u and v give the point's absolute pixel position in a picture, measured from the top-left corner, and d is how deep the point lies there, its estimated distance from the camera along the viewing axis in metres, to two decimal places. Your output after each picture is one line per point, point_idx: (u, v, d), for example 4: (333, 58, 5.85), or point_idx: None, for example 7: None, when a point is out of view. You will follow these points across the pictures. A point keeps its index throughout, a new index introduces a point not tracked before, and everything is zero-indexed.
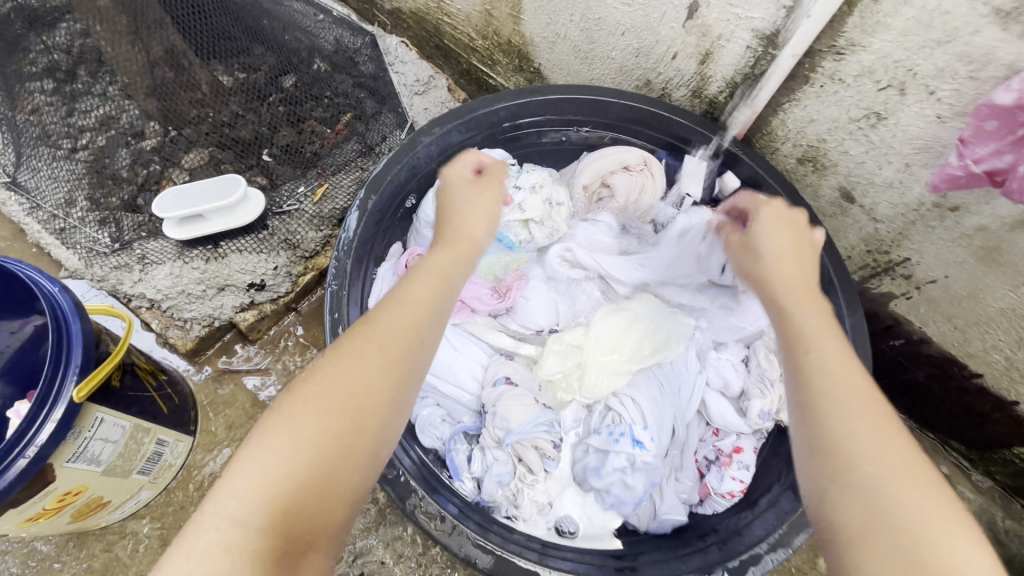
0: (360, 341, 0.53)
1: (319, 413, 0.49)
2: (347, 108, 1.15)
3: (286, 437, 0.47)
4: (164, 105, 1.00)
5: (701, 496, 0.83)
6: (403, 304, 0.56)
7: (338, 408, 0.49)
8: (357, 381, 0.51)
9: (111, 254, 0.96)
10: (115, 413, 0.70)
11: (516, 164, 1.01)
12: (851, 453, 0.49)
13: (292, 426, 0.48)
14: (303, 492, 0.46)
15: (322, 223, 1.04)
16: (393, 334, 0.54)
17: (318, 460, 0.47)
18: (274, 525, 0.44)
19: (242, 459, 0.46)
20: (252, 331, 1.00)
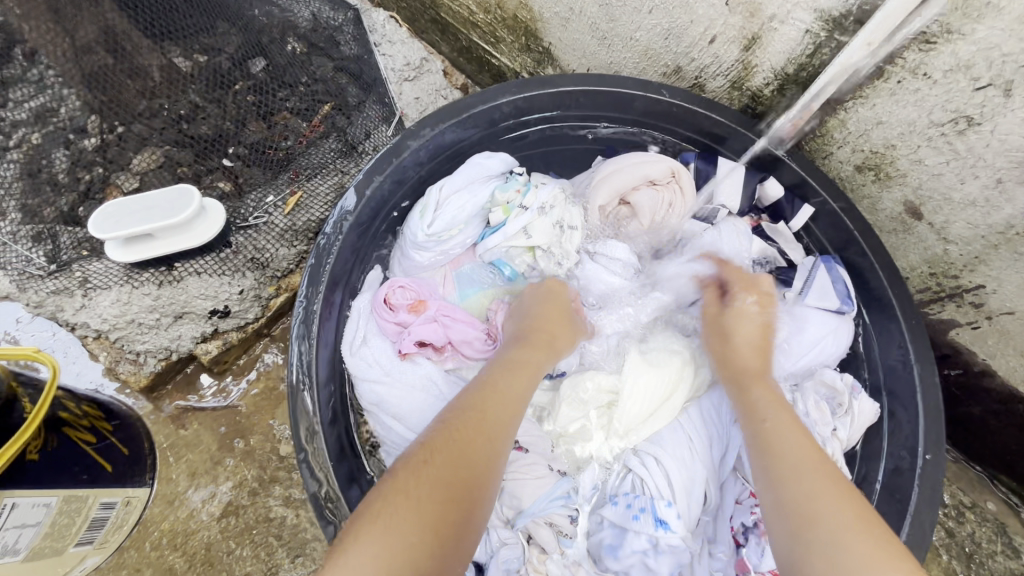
0: (455, 430, 0.53)
1: (431, 499, 0.47)
2: (325, 97, 0.99)
3: (388, 530, 0.45)
4: (106, 96, 0.85)
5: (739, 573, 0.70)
6: (501, 394, 0.59)
7: (440, 498, 0.48)
8: (458, 469, 0.50)
9: (47, 277, 0.81)
10: (35, 493, 0.58)
11: (523, 172, 0.84)
12: (819, 527, 0.50)
13: (389, 519, 0.45)
14: None
15: (296, 237, 0.90)
16: (496, 424, 0.56)
17: (427, 547, 0.45)
18: None
19: (354, 542, 0.44)
20: (218, 364, 0.87)
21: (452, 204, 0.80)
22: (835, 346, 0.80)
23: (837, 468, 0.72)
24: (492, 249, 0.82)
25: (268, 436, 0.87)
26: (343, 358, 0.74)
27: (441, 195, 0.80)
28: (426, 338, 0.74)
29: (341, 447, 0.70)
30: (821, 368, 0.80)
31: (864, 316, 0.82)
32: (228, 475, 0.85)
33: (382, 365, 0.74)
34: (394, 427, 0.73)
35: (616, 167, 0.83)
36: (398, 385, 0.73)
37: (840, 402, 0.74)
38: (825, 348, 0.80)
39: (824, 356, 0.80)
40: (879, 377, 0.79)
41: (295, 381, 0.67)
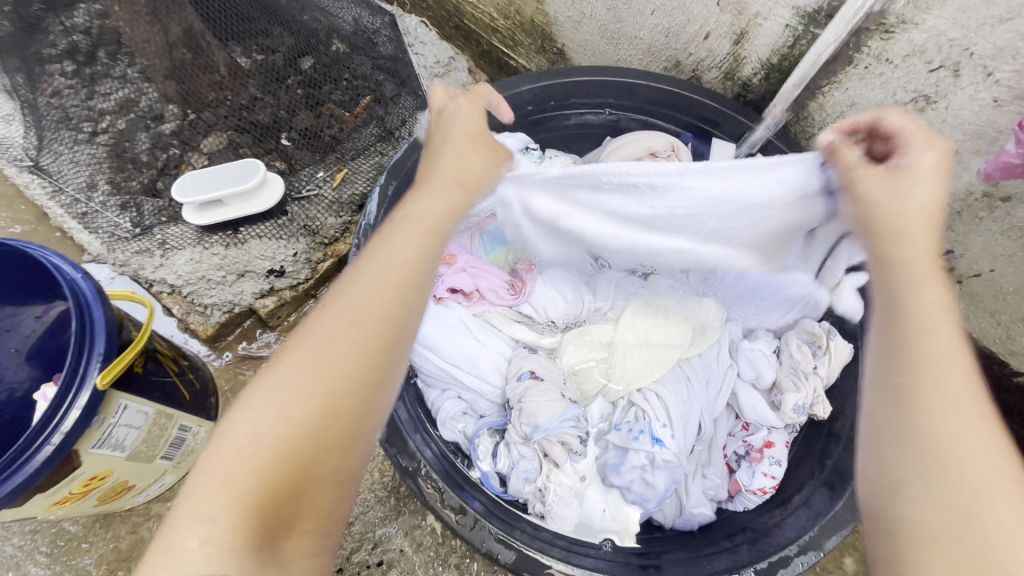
0: (335, 335, 0.46)
1: (291, 396, 0.44)
2: (366, 91, 1.12)
3: (264, 411, 0.44)
4: (184, 89, 0.99)
5: (731, 493, 0.80)
6: (373, 275, 0.48)
7: (313, 392, 0.44)
8: (327, 374, 0.45)
9: (132, 239, 0.95)
10: (138, 400, 0.70)
11: (537, 148, 0.97)
12: (930, 434, 0.42)
13: (279, 397, 0.44)
14: (281, 475, 0.43)
15: (341, 209, 1.04)
16: (363, 310, 0.47)
17: (289, 438, 0.43)
18: (259, 509, 0.42)
19: (223, 432, 0.44)
20: (273, 318, 1.00)
21: None
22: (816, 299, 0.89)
23: (818, 401, 0.81)
24: None
25: None
26: None
27: None
28: (456, 285, 0.86)
29: None
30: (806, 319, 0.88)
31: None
32: None
33: None
34: (429, 358, 0.84)
35: (625, 142, 0.97)
36: (431, 323, 0.85)
37: (821, 344, 0.84)
38: None
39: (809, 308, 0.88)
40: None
41: None
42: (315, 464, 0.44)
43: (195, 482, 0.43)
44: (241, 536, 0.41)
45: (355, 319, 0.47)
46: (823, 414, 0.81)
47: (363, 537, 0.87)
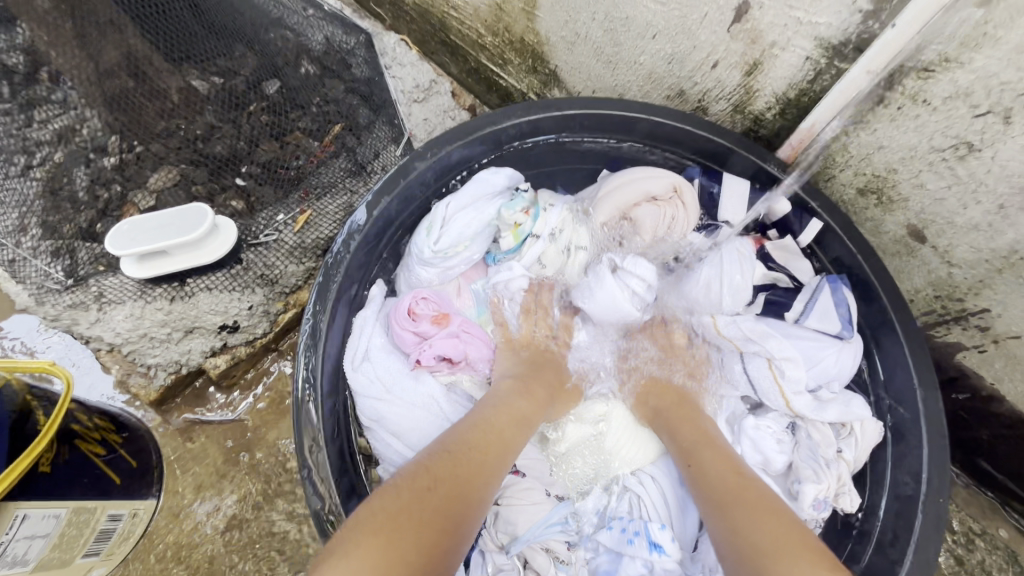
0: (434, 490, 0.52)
1: (400, 535, 0.47)
2: (338, 117, 1.01)
3: (375, 548, 0.45)
4: (125, 117, 0.87)
5: None
6: (498, 422, 0.64)
7: (417, 539, 0.47)
8: (417, 531, 0.48)
9: (63, 292, 0.84)
10: (44, 504, 0.59)
11: (528, 190, 0.86)
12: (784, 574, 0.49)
13: (388, 537, 0.46)
14: None
15: (304, 254, 0.93)
16: (497, 460, 0.61)
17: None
18: None
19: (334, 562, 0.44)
20: (225, 378, 0.89)
21: (461, 223, 0.82)
22: (836, 368, 0.81)
23: (842, 492, 0.74)
24: (508, 276, 0.84)
25: (273, 450, 0.89)
26: (347, 373, 0.76)
27: (448, 212, 0.81)
28: (445, 353, 0.78)
29: (342, 464, 0.71)
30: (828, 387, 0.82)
31: (865, 329, 0.82)
32: (234, 488, 0.86)
33: (387, 381, 0.77)
34: (393, 444, 0.76)
35: (620, 182, 0.83)
36: (399, 401, 0.76)
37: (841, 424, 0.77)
38: (827, 369, 0.81)
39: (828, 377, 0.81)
40: (879, 388, 0.81)
41: (300, 394, 0.68)
42: None
43: None
44: None
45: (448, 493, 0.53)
46: (848, 505, 0.74)
47: None
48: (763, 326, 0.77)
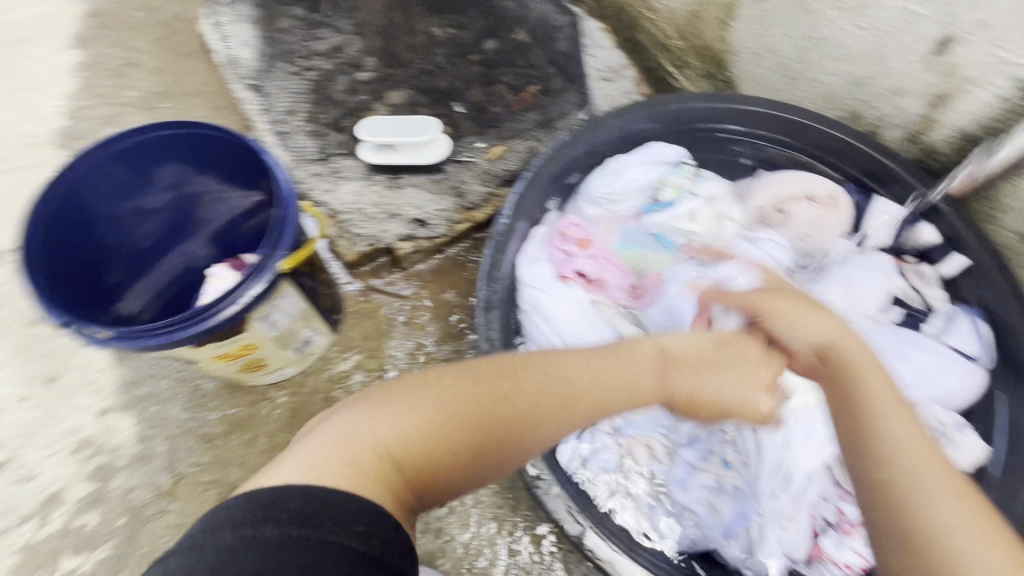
0: (536, 383, 0.57)
1: (451, 407, 0.54)
2: (536, 80, 1.19)
3: (430, 400, 0.54)
4: (386, 46, 1.19)
5: (811, 557, 0.75)
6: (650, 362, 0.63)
7: (466, 401, 0.54)
8: (483, 400, 0.55)
9: (313, 162, 1.10)
10: (295, 291, 0.82)
11: (690, 165, 0.98)
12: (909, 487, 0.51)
13: (440, 387, 0.55)
14: (422, 455, 0.52)
15: (489, 179, 1.11)
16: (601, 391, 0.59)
17: (434, 425, 0.53)
18: (378, 469, 0.50)
19: (390, 402, 0.54)
20: (405, 260, 1.11)
21: (631, 174, 0.96)
22: (951, 386, 0.85)
23: None
24: (658, 223, 0.94)
25: (424, 329, 1.08)
26: (514, 268, 0.88)
27: (621, 166, 0.96)
28: (584, 270, 0.89)
29: (504, 336, 0.84)
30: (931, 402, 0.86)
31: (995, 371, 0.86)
32: (390, 346, 1.07)
33: (542, 281, 0.88)
34: (541, 327, 0.87)
35: (780, 179, 0.97)
36: (553, 295, 0.87)
37: (948, 433, 0.81)
38: (942, 384, 0.85)
39: (942, 393, 0.85)
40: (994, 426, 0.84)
41: (484, 283, 0.85)
42: (436, 459, 0.53)
43: (362, 424, 0.52)
44: (361, 472, 0.49)
45: (565, 380, 0.58)
46: None
47: None
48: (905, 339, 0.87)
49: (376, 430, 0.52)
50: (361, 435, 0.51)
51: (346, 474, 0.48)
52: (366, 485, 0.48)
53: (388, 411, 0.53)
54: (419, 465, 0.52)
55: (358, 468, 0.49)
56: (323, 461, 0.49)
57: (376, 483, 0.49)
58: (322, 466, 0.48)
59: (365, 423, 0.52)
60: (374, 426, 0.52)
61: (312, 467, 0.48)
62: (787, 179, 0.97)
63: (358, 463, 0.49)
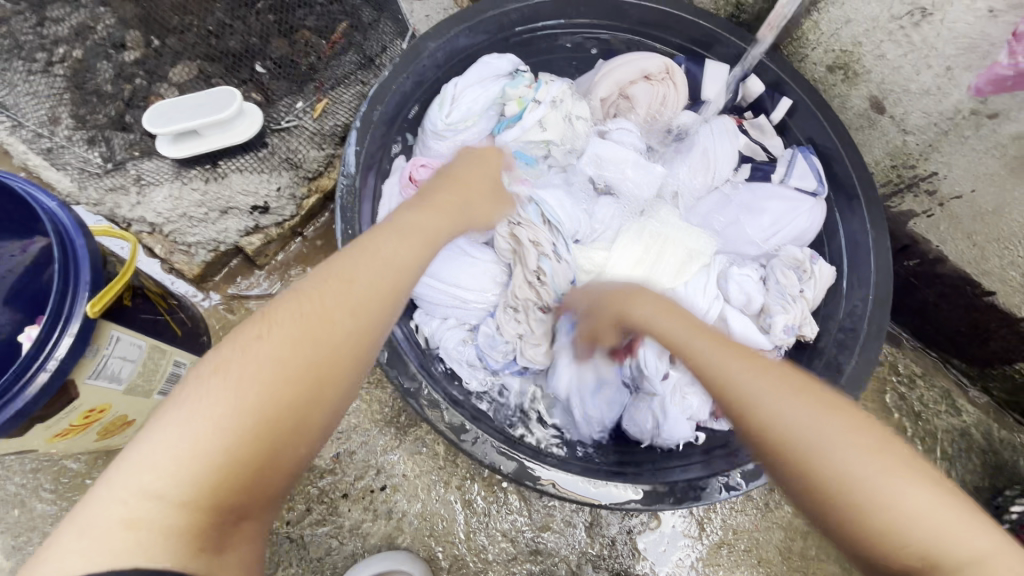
0: (183, 421, 0.44)
1: (196, 429, 0.44)
2: (342, 16, 1.03)
3: (150, 433, 0.44)
4: (144, 12, 0.96)
5: (718, 414, 0.85)
6: (256, 371, 0.47)
7: (227, 408, 0.45)
8: (221, 418, 0.44)
9: (104, 175, 0.90)
10: (131, 332, 0.69)
11: (528, 72, 0.93)
12: (810, 448, 0.49)
13: (180, 421, 0.44)
14: (219, 489, 0.43)
15: (324, 141, 1.00)
16: (265, 372, 0.47)
17: (199, 473, 0.43)
18: (196, 503, 0.42)
19: (134, 447, 0.43)
20: (260, 255, 0.99)
21: (468, 97, 0.89)
22: (805, 224, 0.93)
23: (806, 323, 0.87)
24: (510, 140, 0.92)
25: None
26: None
27: (457, 90, 0.89)
28: None
29: None
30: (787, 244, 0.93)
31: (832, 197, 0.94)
32: None
33: None
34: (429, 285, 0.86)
35: (618, 63, 0.95)
36: None
37: (805, 269, 0.89)
38: (796, 225, 0.93)
39: (795, 232, 0.94)
40: (840, 246, 0.94)
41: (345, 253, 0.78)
42: (237, 492, 0.44)
43: (103, 502, 0.41)
44: (149, 534, 0.40)
45: (226, 385, 0.46)
46: (808, 336, 0.88)
47: (366, 464, 0.90)
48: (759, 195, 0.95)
49: (218, 380, 0.46)
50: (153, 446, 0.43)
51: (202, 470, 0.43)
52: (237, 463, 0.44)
53: (207, 394, 0.45)
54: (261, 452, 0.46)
55: (93, 539, 0.40)
56: (172, 470, 0.42)
57: (179, 535, 0.41)
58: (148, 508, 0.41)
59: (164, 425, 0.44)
60: (120, 480, 0.42)
61: (91, 531, 0.40)
62: (622, 62, 0.95)
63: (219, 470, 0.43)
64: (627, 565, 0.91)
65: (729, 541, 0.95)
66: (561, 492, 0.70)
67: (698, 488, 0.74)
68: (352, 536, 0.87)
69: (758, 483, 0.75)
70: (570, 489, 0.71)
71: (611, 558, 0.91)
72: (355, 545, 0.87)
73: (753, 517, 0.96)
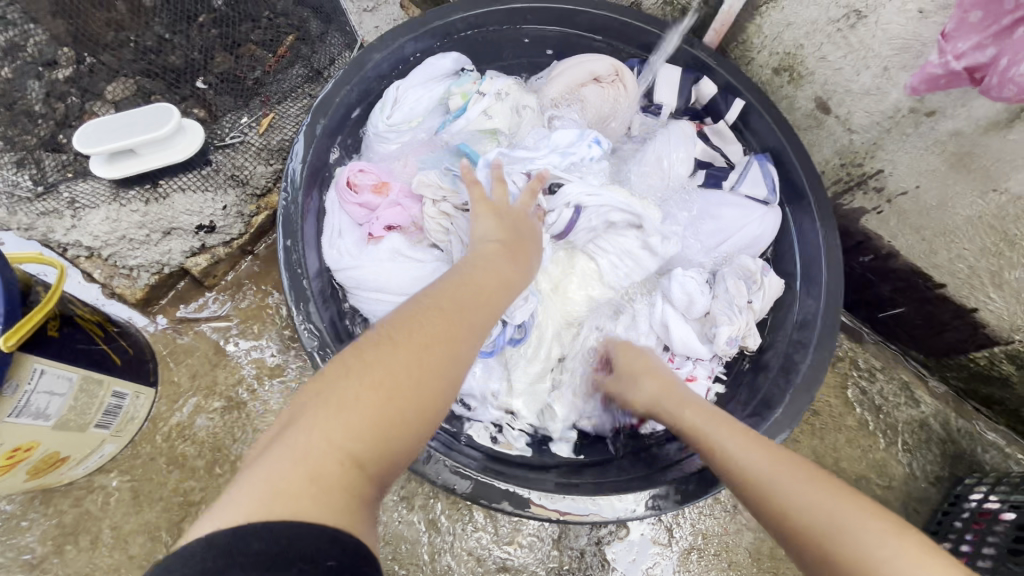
0: (330, 411, 0.44)
1: (344, 410, 0.44)
2: (289, 29, 1.00)
3: (291, 437, 0.43)
4: (75, 26, 0.89)
5: None
6: (378, 345, 0.48)
7: (365, 393, 0.45)
8: (381, 394, 0.45)
9: (35, 199, 0.86)
10: (58, 364, 0.65)
11: (473, 71, 0.93)
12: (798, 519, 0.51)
13: (331, 407, 0.44)
14: (372, 450, 0.44)
15: (271, 156, 0.97)
16: (387, 355, 0.47)
17: (375, 426, 0.44)
18: (361, 464, 0.43)
19: (268, 450, 0.42)
20: (209, 277, 0.96)
21: (411, 98, 0.88)
22: (756, 231, 0.95)
23: (749, 333, 0.89)
24: (455, 134, 0.91)
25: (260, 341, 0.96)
26: (325, 253, 0.84)
27: (400, 92, 0.88)
28: (390, 220, 0.86)
29: (336, 330, 0.79)
30: (734, 256, 0.95)
31: (786, 205, 0.95)
32: (227, 376, 0.94)
33: (352, 253, 0.85)
34: (377, 300, 0.84)
35: (567, 65, 0.95)
36: (370, 262, 0.84)
37: (754, 279, 0.90)
38: (746, 233, 0.95)
39: (750, 236, 0.95)
40: (794, 263, 0.94)
41: (291, 271, 0.77)
42: (393, 448, 0.45)
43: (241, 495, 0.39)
44: (329, 488, 0.40)
45: (363, 375, 0.46)
46: (751, 346, 0.90)
47: None
48: (716, 204, 0.97)
49: (368, 355, 0.47)
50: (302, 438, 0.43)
51: (293, 502, 0.39)
52: (327, 504, 0.40)
53: (361, 406, 0.44)
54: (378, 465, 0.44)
55: (285, 499, 0.39)
56: (343, 431, 0.43)
57: (337, 501, 0.41)
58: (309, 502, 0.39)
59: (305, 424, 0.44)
60: (267, 474, 0.40)
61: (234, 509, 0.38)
62: (570, 65, 0.95)
63: (323, 479, 0.41)
64: None
65: (698, 546, 0.94)
66: (517, 509, 0.68)
67: (659, 497, 0.73)
68: None
69: None
70: (526, 505, 0.69)
71: (580, 570, 0.90)
72: None
73: (722, 520, 0.95)
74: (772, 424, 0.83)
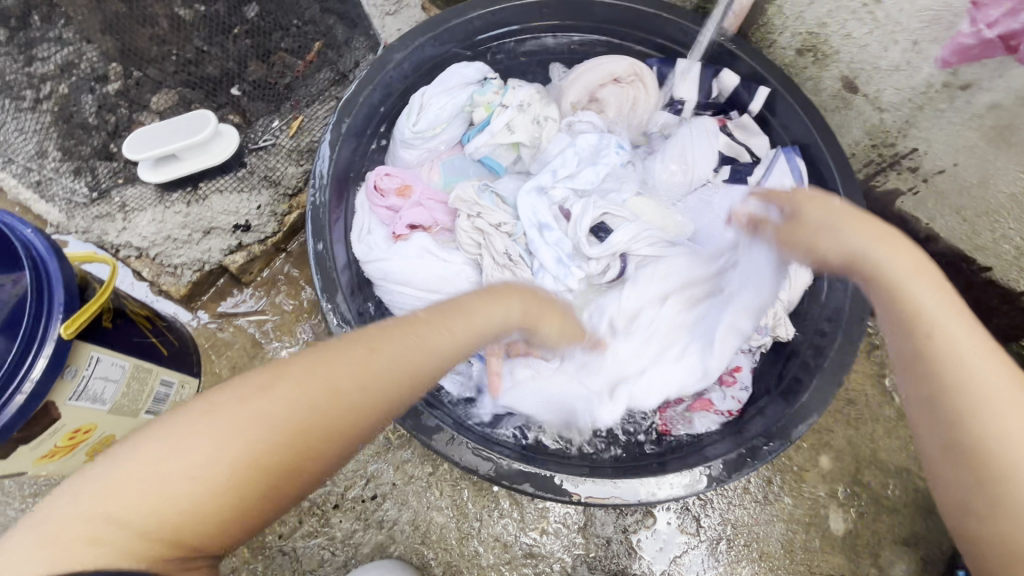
0: (162, 460, 0.43)
1: (174, 462, 0.43)
2: (317, 36, 1.04)
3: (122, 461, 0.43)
4: (122, 44, 0.97)
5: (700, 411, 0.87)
6: (254, 404, 0.46)
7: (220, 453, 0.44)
8: (226, 460, 0.44)
9: (91, 204, 0.94)
10: (111, 352, 0.71)
11: (496, 78, 0.94)
12: (990, 428, 0.45)
13: (168, 456, 0.43)
14: (203, 512, 0.43)
15: (302, 157, 1.01)
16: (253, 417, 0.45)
17: (216, 485, 0.43)
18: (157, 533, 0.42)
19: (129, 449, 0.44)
20: (245, 274, 1.00)
21: (435, 106, 0.90)
22: None
23: (779, 322, 0.87)
24: (479, 147, 0.95)
25: (295, 334, 1.01)
26: (353, 246, 0.88)
27: (424, 99, 0.91)
28: (415, 220, 0.89)
29: (362, 321, 0.83)
30: None
31: None
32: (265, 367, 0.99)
33: (382, 249, 0.88)
34: (403, 291, 0.88)
35: (586, 67, 0.97)
36: (397, 257, 0.87)
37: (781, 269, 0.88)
38: None
39: None
40: None
41: (319, 264, 0.80)
42: (230, 513, 0.44)
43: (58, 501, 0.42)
44: (144, 549, 0.41)
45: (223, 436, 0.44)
46: (783, 336, 0.87)
47: (355, 474, 0.90)
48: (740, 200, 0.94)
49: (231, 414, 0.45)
50: (108, 476, 0.42)
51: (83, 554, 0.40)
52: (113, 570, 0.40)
53: (188, 453, 0.43)
54: (186, 536, 0.43)
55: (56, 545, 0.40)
56: (165, 493, 0.42)
57: (139, 558, 0.41)
58: (62, 547, 0.40)
59: (159, 437, 0.44)
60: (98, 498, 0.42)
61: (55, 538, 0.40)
62: (589, 67, 0.96)
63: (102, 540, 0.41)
64: (623, 565, 0.90)
65: (727, 536, 0.93)
66: (536, 492, 0.70)
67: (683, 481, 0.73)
68: (345, 546, 0.88)
69: (738, 475, 0.74)
70: (548, 489, 0.71)
71: (607, 558, 0.90)
72: (349, 556, 0.88)
73: (752, 510, 0.94)
74: (797, 408, 0.77)
